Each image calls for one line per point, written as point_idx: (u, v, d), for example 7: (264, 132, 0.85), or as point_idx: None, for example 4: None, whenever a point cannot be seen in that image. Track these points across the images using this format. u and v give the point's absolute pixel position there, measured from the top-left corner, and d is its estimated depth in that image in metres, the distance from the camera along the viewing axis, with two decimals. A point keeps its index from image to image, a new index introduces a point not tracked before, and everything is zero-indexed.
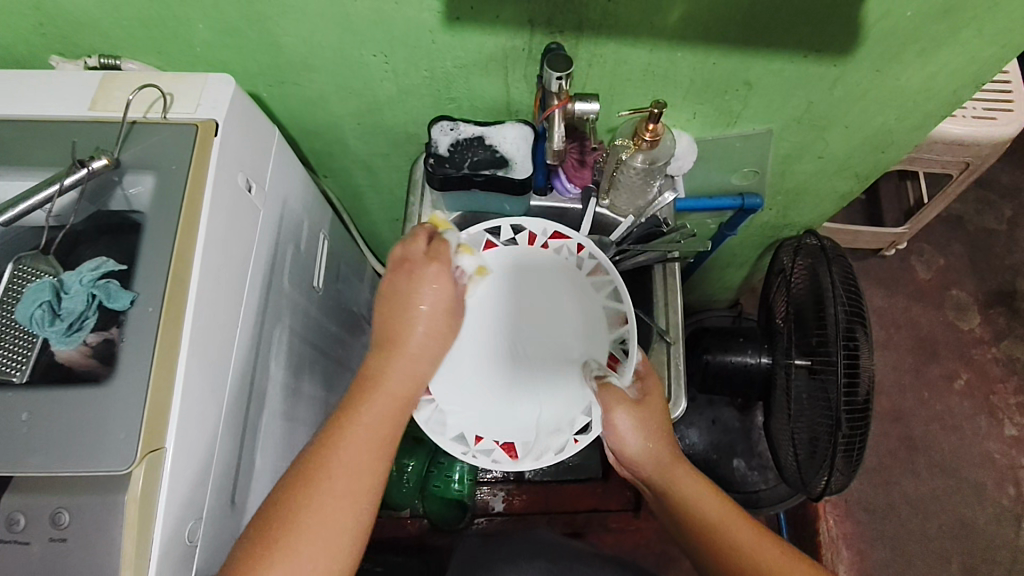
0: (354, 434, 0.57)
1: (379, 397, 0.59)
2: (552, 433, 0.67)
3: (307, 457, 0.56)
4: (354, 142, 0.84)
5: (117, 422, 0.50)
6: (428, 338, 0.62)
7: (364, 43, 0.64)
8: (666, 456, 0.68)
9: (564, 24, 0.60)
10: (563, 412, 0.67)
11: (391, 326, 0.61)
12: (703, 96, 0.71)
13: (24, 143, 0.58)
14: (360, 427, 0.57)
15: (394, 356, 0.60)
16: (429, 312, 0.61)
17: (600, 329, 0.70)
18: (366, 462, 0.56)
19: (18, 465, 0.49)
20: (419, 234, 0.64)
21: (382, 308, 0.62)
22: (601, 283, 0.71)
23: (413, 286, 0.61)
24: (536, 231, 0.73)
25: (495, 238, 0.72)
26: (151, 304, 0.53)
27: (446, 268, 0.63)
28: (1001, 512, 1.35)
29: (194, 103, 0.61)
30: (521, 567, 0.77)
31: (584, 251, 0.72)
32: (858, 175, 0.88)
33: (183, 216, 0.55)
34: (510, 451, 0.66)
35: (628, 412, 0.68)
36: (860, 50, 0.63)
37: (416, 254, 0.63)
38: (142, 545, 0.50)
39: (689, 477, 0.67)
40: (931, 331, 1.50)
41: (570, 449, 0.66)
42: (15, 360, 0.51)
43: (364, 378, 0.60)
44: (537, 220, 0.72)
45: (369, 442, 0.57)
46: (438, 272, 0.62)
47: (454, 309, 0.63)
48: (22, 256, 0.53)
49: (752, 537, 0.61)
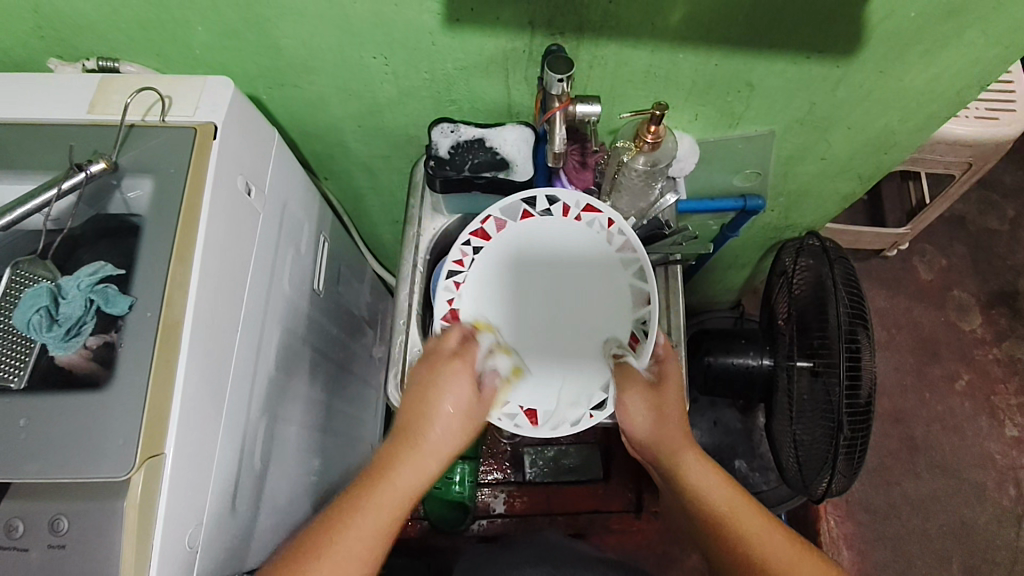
0: (358, 520, 0.56)
1: (387, 490, 0.58)
2: (570, 405, 0.66)
3: (316, 524, 0.56)
4: (355, 144, 0.83)
5: (116, 427, 0.50)
6: (443, 438, 0.61)
7: (364, 45, 0.63)
8: (676, 441, 0.66)
9: (565, 25, 0.59)
10: (581, 385, 0.67)
11: (412, 425, 0.61)
12: (705, 97, 0.70)
13: (22, 147, 0.57)
14: (366, 513, 0.57)
15: (407, 455, 0.60)
16: (452, 415, 0.62)
17: (625, 307, 0.68)
18: (364, 551, 0.55)
19: (17, 471, 0.49)
20: (452, 331, 0.66)
21: (405, 405, 0.63)
22: (628, 261, 0.69)
23: (437, 385, 0.62)
24: (569, 204, 0.70)
25: (530, 208, 0.70)
26: (150, 308, 0.52)
27: (469, 370, 0.64)
28: (1002, 514, 1.35)
29: (193, 106, 0.60)
30: (523, 571, 0.77)
31: (614, 227, 0.70)
32: (861, 176, 0.88)
33: (182, 219, 0.55)
34: (530, 417, 0.66)
35: (642, 395, 0.67)
36: (863, 51, 0.63)
37: (444, 353, 0.65)
38: (142, 551, 0.49)
39: (699, 464, 0.66)
40: (933, 332, 1.50)
41: (584, 424, 0.66)
42: (13, 365, 0.51)
43: (376, 465, 0.60)
44: (571, 192, 0.70)
45: (363, 542, 0.56)
46: (461, 373, 0.63)
47: (473, 416, 0.63)
48: (18, 261, 0.52)
49: (760, 530, 0.61)
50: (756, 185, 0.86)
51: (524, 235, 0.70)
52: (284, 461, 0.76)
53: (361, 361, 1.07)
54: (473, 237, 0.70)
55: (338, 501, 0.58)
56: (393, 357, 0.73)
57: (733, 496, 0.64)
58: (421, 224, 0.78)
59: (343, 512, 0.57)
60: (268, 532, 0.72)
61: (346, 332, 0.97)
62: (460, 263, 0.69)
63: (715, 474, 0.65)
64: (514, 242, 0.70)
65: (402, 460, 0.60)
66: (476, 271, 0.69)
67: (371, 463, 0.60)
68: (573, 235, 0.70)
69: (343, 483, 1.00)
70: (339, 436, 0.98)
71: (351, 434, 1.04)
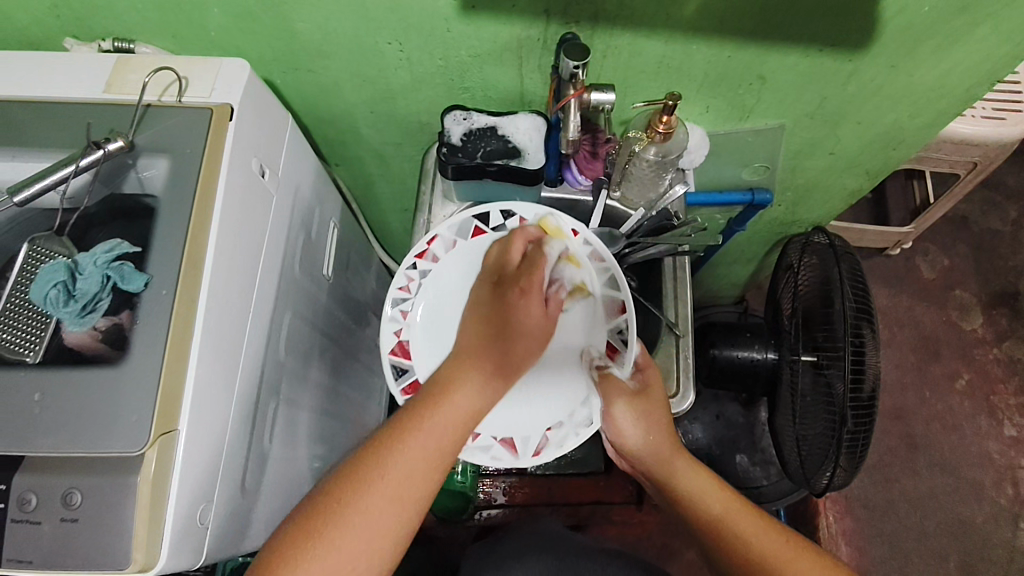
0: (421, 434, 0.56)
1: (453, 402, 0.59)
2: (553, 428, 0.66)
3: (367, 447, 0.56)
4: (367, 130, 0.83)
5: (131, 404, 0.50)
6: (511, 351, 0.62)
7: (379, 31, 0.63)
8: (667, 448, 0.69)
9: (580, 14, 0.59)
10: (564, 404, 0.66)
11: (480, 339, 0.62)
12: (717, 89, 0.71)
13: (40, 125, 0.58)
14: (422, 434, 0.56)
15: (477, 364, 0.61)
16: (519, 326, 0.63)
17: (597, 318, 0.69)
18: (422, 469, 0.55)
19: (32, 444, 0.49)
20: (513, 242, 0.67)
21: (469, 326, 0.64)
22: (598, 272, 0.69)
23: (506, 295, 0.63)
24: (527, 217, 0.71)
25: (483, 225, 0.71)
26: (165, 287, 0.53)
27: (537, 284, 0.65)
28: (998, 511, 1.36)
29: (209, 87, 0.60)
30: (529, 562, 0.77)
31: (580, 237, 0.69)
32: (868, 172, 0.88)
33: (197, 200, 0.55)
34: (510, 446, 0.65)
35: (627, 405, 0.69)
36: (875, 46, 0.63)
37: (508, 267, 0.66)
38: (154, 526, 0.50)
39: (692, 470, 0.68)
40: (934, 330, 1.51)
41: (571, 443, 0.65)
42: (28, 339, 0.51)
43: (441, 379, 0.60)
44: (528, 205, 0.70)
45: (432, 450, 0.56)
46: (530, 292, 0.64)
47: (538, 332, 0.64)
48: (36, 237, 0.53)
49: (754, 526, 0.62)
50: (765, 179, 0.87)
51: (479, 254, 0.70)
52: (289, 446, 0.76)
53: (366, 347, 1.07)
54: (420, 260, 0.70)
55: (391, 424, 0.58)
56: None
57: (727, 502, 0.64)
58: (432, 210, 0.79)
59: (405, 425, 0.57)
60: (269, 518, 0.72)
61: (352, 319, 0.97)
62: (404, 288, 0.69)
63: (707, 480, 0.67)
64: (470, 261, 0.70)
65: (463, 373, 0.60)
66: (424, 298, 0.69)
67: (437, 378, 0.61)
68: None
69: None
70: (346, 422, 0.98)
71: (357, 422, 1.04)
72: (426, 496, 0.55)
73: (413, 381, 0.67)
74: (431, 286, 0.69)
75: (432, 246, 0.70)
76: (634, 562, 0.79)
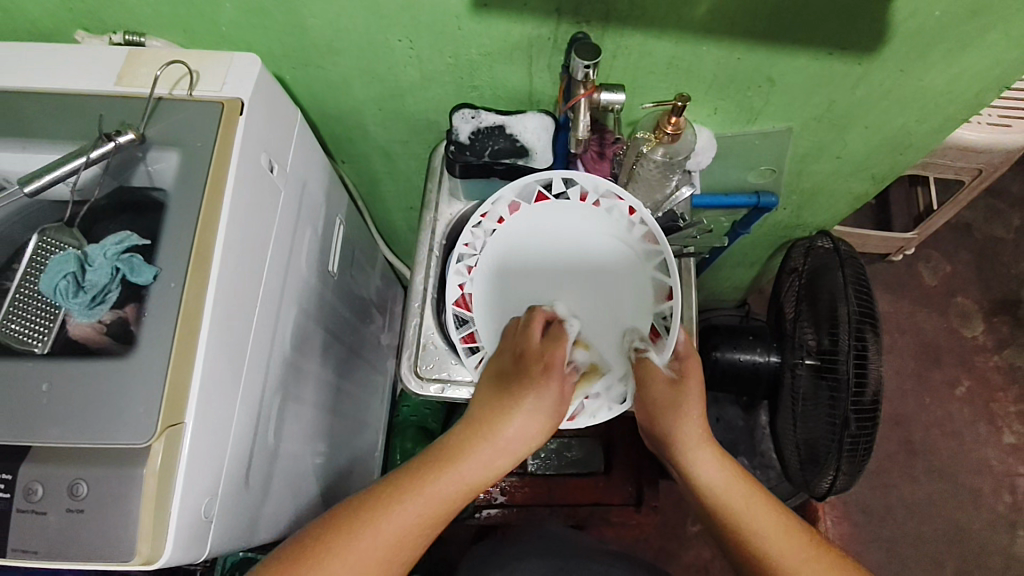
0: (406, 508, 0.55)
1: (447, 480, 0.57)
2: (588, 398, 0.67)
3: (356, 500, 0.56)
4: (375, 127, 0.84)
5: (138, 395, 0.50)
6: (522, 434, 0.60)
7: (390, 28, 0.64)
8: (696, 437, 0.65)
9: (591, 14, 0.60)
10: (602, 377, 0.67)
11: (490, 420, 0.60)
12: (725, 91, 0.71)
13: (50, 116, 0.58)
14: (411, 506, 0.56)
15: (484, 442, 0.59)
16: (531, 417, 0.60)
17: (646, 299, 0.68)
18: (410, 537, 0.55)
19: (40, 434, 0.50)
20: (534, 319, 0.63)
21: (483, 397, 0.61)
22: (650, 252, 0.68)
23: (528, 383, 0.60)
24: (588, 188, 0.69)
25: (546, 191, 0.70)
26: (174, 279, 0.53)
27: (558, 369, 0.61)
28: (996, 519, 1.36)
29: (220, 82, 0.61)
30: (531, 563, 0.77)
31: (636, 216, 0.68)
32: (874, 176, 0.89)
33: (207, 193, 0.55)
34: None
35: (660, 390, 0.66)
36: (884, 50, 0.63)
37: (527, 345, 0.62)
38: (159, 518, 0.50)
39: (716, 462, 0.64)
40: (935, 337, 1.51)
41: (603, 416, 0.67)
42: (37, 331, 0.52)
43: (438, 453, 0.59)
44: (590, 177, 0.68)
45: (413, 526, 0.55)
46: (550, 371, 0.61)
47: (553, 418, 0.61)
48: (47, 229, 0.54)
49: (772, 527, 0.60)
50: (770, 181, 0.87)
51: (540, 220, 0.70)
52: (293, 441, 0.76)
53: (370, 343, 1.08)
54: (486, 218, 0.69)
55: (385, 481, 0.57)
56: (408, 340, 0.74)
57: (751, 494, 0.62)
58: (438, 208, 0.79)
59: (394, 493, 0.56)
60: (273, 512, 0.72)
61: (356, 316, 0.98)
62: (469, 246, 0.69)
63: (731, 471, 0.64)
64: (530, 225, 0.70)
65: (465, 449, 0.59)
66: (487, 255, 0.69)
67: (436, 447, 0.59)
68: (593, 221, 0.69)
69: (348, 465, 1.00)
70: (348, 418, 0.98)
71: (359, 419, 1.05)
72: (403, 562, 0.56)
73: (473, 332, 0.69)
74: (493, 245, 0.69)
75: (497, 206, 0.69)
76: (635, 564, 0.79)
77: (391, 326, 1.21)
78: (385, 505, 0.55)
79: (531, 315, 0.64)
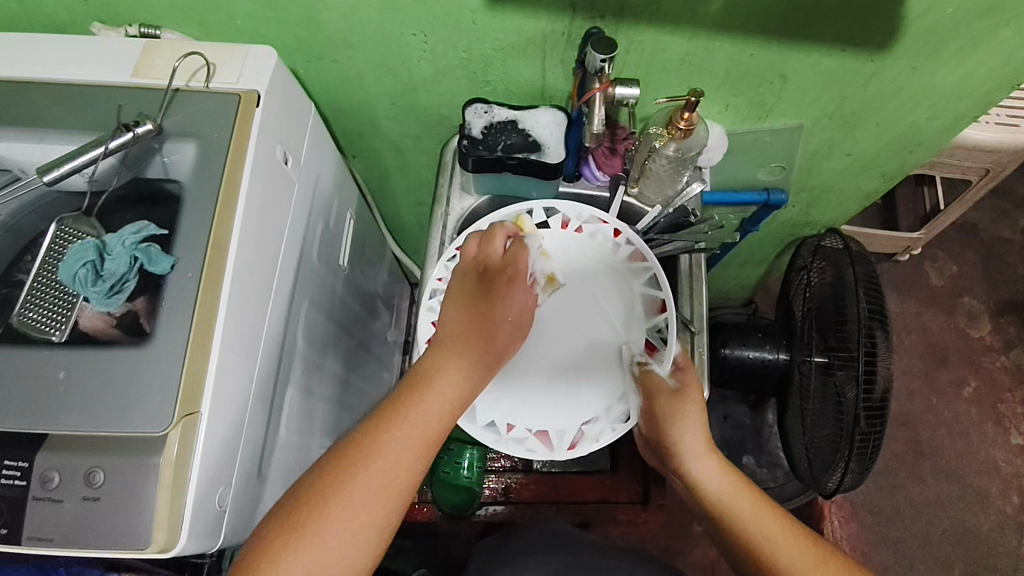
0: (396, 434, 0.56)
1: (428, 399, 0.58)
2: (588, 422, 0.67)
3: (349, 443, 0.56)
4: (387, 122, 0.84)
5: (156, 385, 0.50)
6: (493, 343, 0.63)
7: (405, 22, 0.64)
8: (700, 446, 0.68)
9: (606, 10, 0.60)
10: (601, 399, 0.68)
11: (461, 334, 0.61)
12: (738, 87, 0.71)
13: (68, 108, 0.58)
14: (400, 429, 0.56)
15: (457, 355, 0.60)
16: (502, 325, 0.63)
17: (638, 315, 0.70)
18: (405, 460, 0.55)
19: (57, 422, 0.50)
20: (496, 233, 0.66)
21: (451, 315, 0.63)
22: (639, 270, 0.71)
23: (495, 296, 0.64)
24: (570, 217, 0.73)
25: (527, 223, 0.73)
26: (191, 269, 0.53)
27: (518, 279, 0.66)
28: (1003, 520, 1.36)
29: (236, 74, 0.61)
30: (541, 558, 0.77)
31: (621, 237, 0.72)
32: (885, 174, 0.89)
33: (223, 185, 0.56)
34: (544, 438, 0.67)
35: (666, 402, 0.69)
36: (898, 47, 0.64)
37: (491, 258, 0.65)
38: (175, 507, 0.50)
39: (720, 471, 0.67)
40: (941, 337, 1.51)
41: (607, 437, 0.66)
42: (55, 319, 0.52)
43: (416, 375, 0.60)
44: (571, 205, 0.72)
45: (407, 448, 0.56)
46: (516, 283, 0.66)
47: (520, 324, 0.65)
48: (65, 218, 0.55)
49: (775, 528, 0.61)
50: (781, 179, 0.87)
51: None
52: (303, 435, 0.76)
53: (377, 339, 1.08)
54: (460, 251, 0.71)
55: (374, 417, 0.58)
56: None
57: (754, 500, 0.64)
58: (450, 202, 0.79)
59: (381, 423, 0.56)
60: None
61: (364, 311, 0.98)
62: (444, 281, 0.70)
63: (735, 480, 0.66)
64: None
65: (445, 364, 0.60)
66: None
67: (413, 373, 0.60)
68: (577, 248, 0.72)
69: None
70: (356, 414, 0.99)
71: (367, 414, 1.05)
72: (406, 488, 0.56)
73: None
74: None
75: (473, 238, 0.72)
76: (644, 559, 0.79)
77: (398, 322, 1.21)
78: (378, 433, 0.56)
79: (493, 231, 0.66)
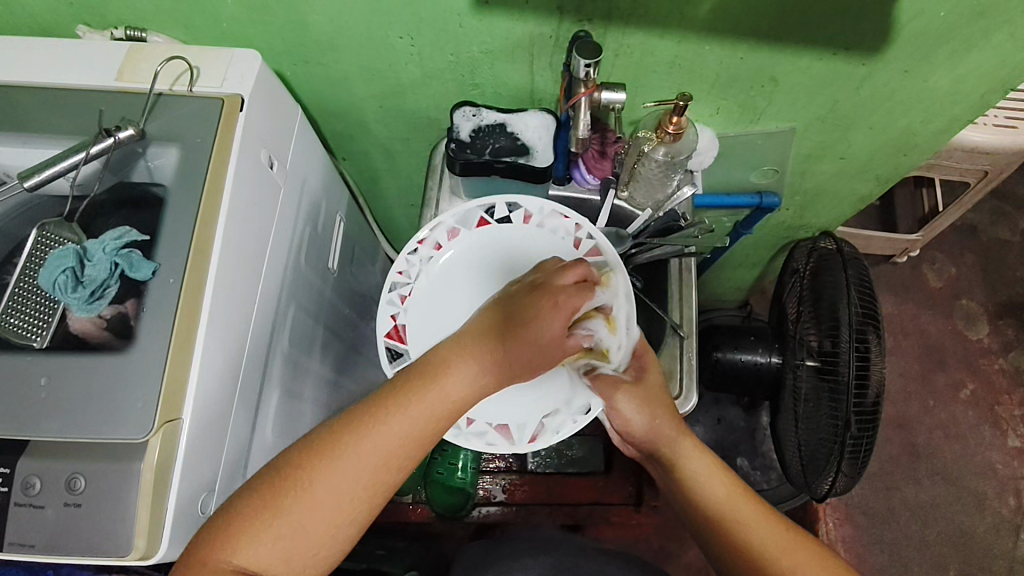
0: (372, 436, 0.50)
1: (427, 400, 0.52)
2: (550, 415, 0.66)
3: (321, 435, 0.51)
4: (376, 125, 0.84)
5: (136, 392, 0.50)
6: (510, 366, 0.55)
7: (392, 25, 0.63)
8: (671, 431, 0.66)
9: (594, 12, 0.59)
10: (561, 391, 0.67)
11: (473, 344, 0.55)
12: (728, 90, 0.70)
13: (51, 112, 0.58)
14: (376, 431, 0.51)
15: (466, 364, 0.54)
16: (529, 349, 0.54)
17: None
18: (380, 464, 0.50)
19: (36, 430, 0.49)
20: (574, 267, 0.58)
21: (478, 323, 0.57)
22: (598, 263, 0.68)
23: (533, 318, 0.54)
24: (532, 210, 0.71)
25: (488, 216, 0.71)
26: (172, 276, 0.53)
27: (564, 311, 0.55)
28: (999, 522, 1.35)
29: (220, 78, 0.61)
30: (526, 563, 0.76)
31: (581, 231, 0.70)
32: (879, 177, 0.88)
33: (206, 189, 0.55)
34: (505, 432, 0.66)
35: (629, 397, 0.67)
36: (889, 51, 0.63)
37: (559, 281, 0.57)
38: (156, 513, 0.50)
39: (696, 454, 0.64)
40: (939, 339, 1.50)
41: (568, 430, 0.65)
42: (36, 325, 0.52)
43: (421, 371, 0.54)
44: (534, 199, 0.70)
45: (382, 453, 0.50)
46: (561, 310, 0.55)
47: (549, 355, 0.56)
48: (47, 224, 0.55)
49: (755, 515, 0.59)
50: (773, 182, 0.87)
51: (480, 245, 0.70)
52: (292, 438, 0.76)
53: (370, 340, 1.08)
54: (422, 245, 0.69)
55: (356, 408, 0.52)
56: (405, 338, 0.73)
57: (733, 487, 0.62)
58: (439, 206, 0.79)
59: (363, 420, 0.51)
60: None
61: (356, 313, 0.98)
62: (403, 275, 0.69)
63: (713, 463, 0.63)
64: (473, 250, 0.70)
65: (462, 354, 0.54)
66: (424, 282, 0.69)
67: (417, 366, 0.54)
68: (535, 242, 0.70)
69: None
70: None
71: None
72: (380, 492, 0.51)
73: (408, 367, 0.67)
74: (431, 272, 0.69)
75: (434, 233, 0.70)
76: (631, 564, 0.78)
77: None
78: (358, 428, 0.51)
79: (571, 264, 0.59)
